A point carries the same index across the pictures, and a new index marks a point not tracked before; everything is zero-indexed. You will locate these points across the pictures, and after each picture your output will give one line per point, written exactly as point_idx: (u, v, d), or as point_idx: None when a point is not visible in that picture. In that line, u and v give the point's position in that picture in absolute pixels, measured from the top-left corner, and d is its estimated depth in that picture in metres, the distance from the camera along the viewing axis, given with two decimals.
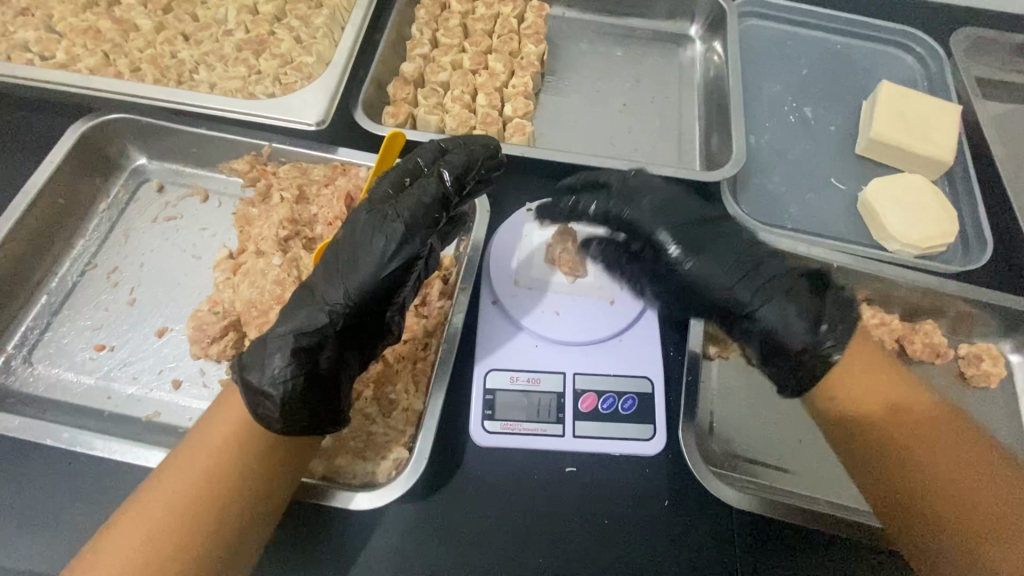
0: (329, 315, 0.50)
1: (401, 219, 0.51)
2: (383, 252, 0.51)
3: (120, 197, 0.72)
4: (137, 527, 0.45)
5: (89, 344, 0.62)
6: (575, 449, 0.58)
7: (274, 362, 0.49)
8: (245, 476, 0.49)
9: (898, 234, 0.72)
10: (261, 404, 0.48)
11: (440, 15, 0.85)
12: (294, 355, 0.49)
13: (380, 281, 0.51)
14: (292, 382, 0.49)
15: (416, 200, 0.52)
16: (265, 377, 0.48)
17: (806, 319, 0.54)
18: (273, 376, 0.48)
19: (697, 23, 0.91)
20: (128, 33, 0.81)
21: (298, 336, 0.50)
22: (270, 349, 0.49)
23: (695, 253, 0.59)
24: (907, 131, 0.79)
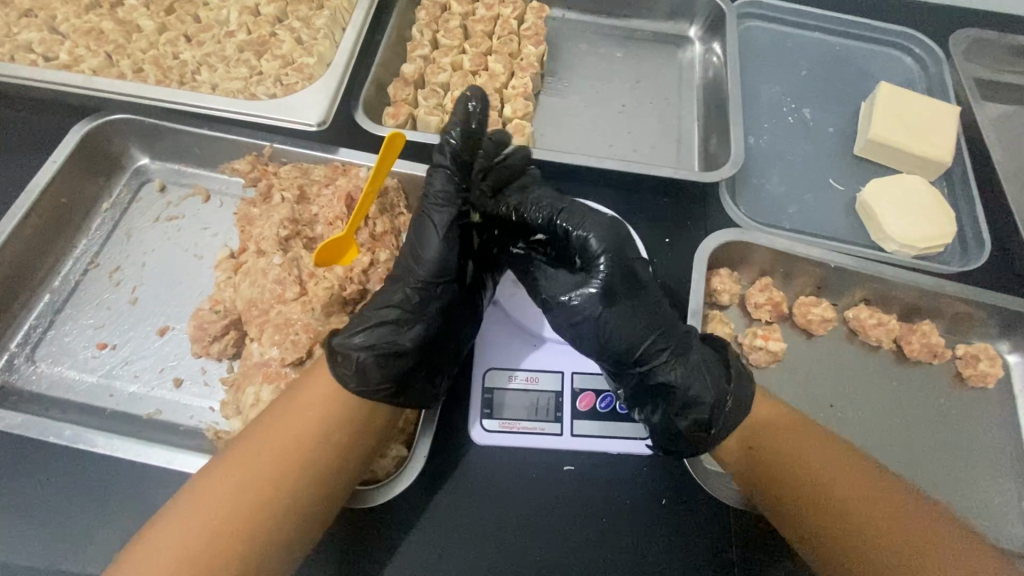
0: (406, 292, 0.56)
1: (441, 202, 0.59)
2: (445, 243, 0.58)
3: (123, 197, 0.73)
4: (222, 496, 0.46)
5: (92, 342, 0.63)
6: (574, 447, 0.58)
7: (356, 329, 0.54)
8: (323, 460, 0.49)
9: (897, 234, 0.72)
10: (340, 366, 0.53)
11: (441, 16, 0.85)
12: (375, 328, 0.54)
13: (448, 257, 0.58)
14: (373, 346, 0.53)
15: (447, 182, 0.60)
16: (350, 344, 0.53)
17: (710, 389, 0.56)
18: (355, 345, 0.53)
19: (697, 25, 0.91)
20: (131, 35, 0.81)
21: (371, 312, 0.55)
22: (356, 321, 0.55)
23: (619, 299, 0.57)
24: (905, 131, 0.80)
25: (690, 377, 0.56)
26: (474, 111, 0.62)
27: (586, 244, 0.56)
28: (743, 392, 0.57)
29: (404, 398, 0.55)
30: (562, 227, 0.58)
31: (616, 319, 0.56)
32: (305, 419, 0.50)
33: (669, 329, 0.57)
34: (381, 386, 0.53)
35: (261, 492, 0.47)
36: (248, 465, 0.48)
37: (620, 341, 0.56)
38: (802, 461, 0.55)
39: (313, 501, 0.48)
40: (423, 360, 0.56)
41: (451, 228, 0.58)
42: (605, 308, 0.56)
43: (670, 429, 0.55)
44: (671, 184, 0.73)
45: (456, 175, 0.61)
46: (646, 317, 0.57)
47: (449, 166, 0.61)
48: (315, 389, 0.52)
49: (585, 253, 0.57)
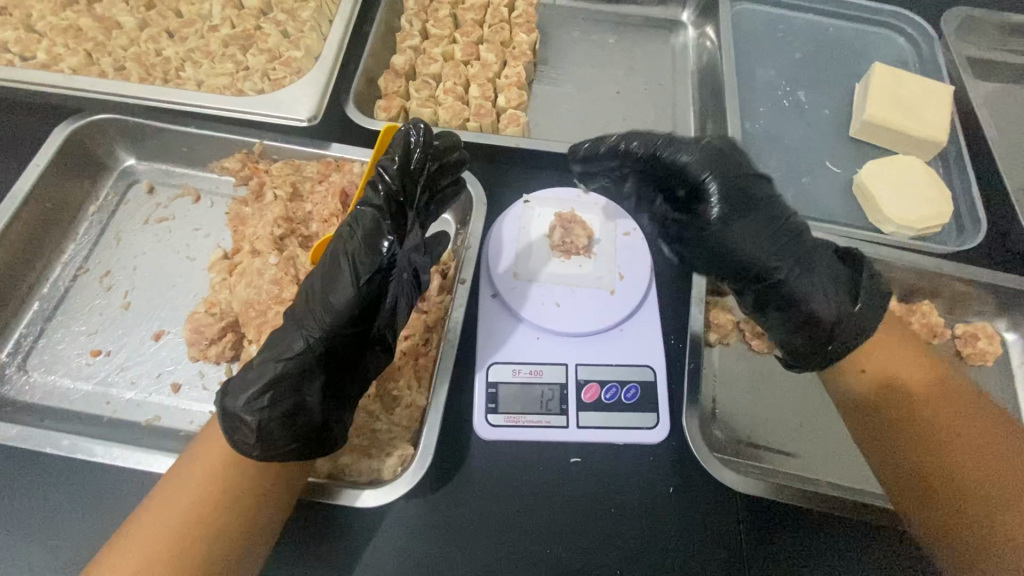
0: (307, 340, 0.50)
1: (354, 242, 0.52)
2: (356, 288, 0.50)
3: (109, 200, 0.71)
4: (124, 570, 0.44)
5: (85, 349, 0.62)
6: (580, 439, 0.58)
7: (249, 388, 0.49)
8: (246, 499, 0.49)
9: (894, 216, 0.72)
10: (236, 430, 0.49)
11: (430, 6, 0.84)
12: (275, 385, 0.49)
13: (357, 304, 0.50)
14: (272, 406, 0.48)
15: (375, 217, 0.53)
16: (245, 405, 0.48)
17: (836, 290, 0.57)
18: (250, 403, 0.48)
19: (689, 9, 0.90)
20: (111, 31, 0.79)
21: (258, 364, 0.50)
22: (251, 376, 0.50)
23: (738, 214, 0.59)
24: (900, 112, 0.80)
25: (818, 283, 0.57)
26: (419, 133, 0.58)
27: (686, 165, 0.60)
28: (872, 291, 0.57)
29: (317, 449, 0.51)
30: (666, 154, 0.61)
31: (737, 236, 0.58)
32: (200, 480, 0.49)
33: (797, 233, 0.59)
34: (286, 446, 0.49)
35: (164, 559, 0.45)
36: (147, 535, 0.46)
37: (743, 258, 0.58)
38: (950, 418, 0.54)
39: (230, 559, 0.47)
40: (332, 409, 0.52)
41: (368, 272, 0.51)
42: (726, 228, 0.58)
43: (789, 340, 0.59)
44: None
45: (387, 209, 0.54)
46: (771, 224, 0.58)
47: (380, 201, 0.54)
48: (217, 441, 0.51)
49: (691, 181, 0.60)
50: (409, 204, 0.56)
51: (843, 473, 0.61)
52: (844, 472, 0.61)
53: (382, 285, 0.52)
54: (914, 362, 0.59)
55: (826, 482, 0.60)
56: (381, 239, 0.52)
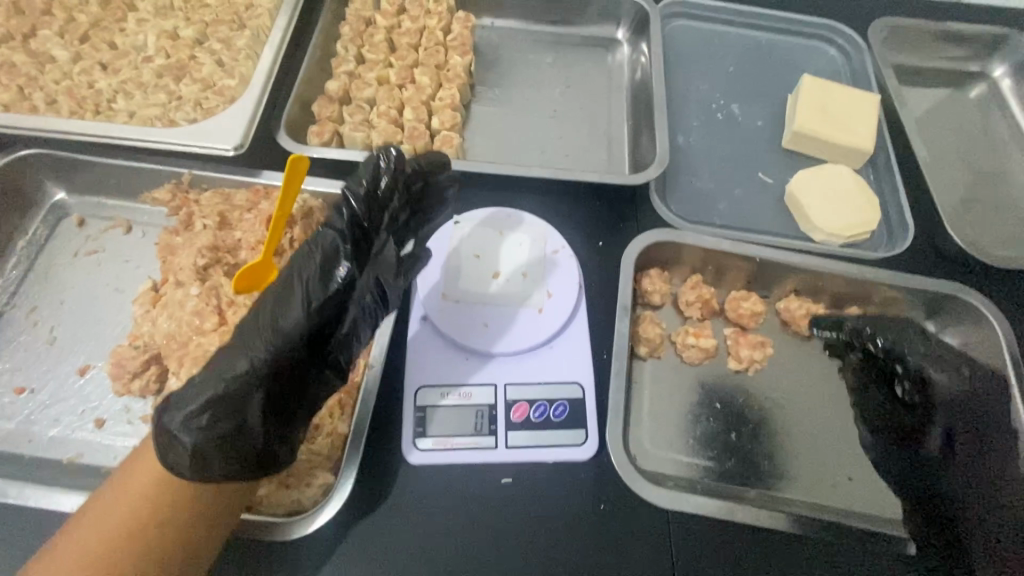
0: (251, 360, 0.47)
1: (315, 265, 0.50)
2: (307, 312, 0.48)
3: (39, 234, 0.70)
4: None
5: (8, 387, 0.61)
6: (509, 460, 0.58)
7: (189, 406, 0.47)
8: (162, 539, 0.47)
9: (822, 225, 0.74)
10: (170, 453, 0.46)
11: (365, 31, 0.85)
12: (215, 405, 0.46)
13: (306, 327, 0.48)
14: (209, 427, 0.46)
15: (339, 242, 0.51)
16: (183, 423, 0.46)
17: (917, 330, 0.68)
18: (187, 421, 0.46)
19: (624, 26, 0.92)
20: (45, 66, 0.80)
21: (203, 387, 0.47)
22: (193, 390, 0.47)
23: None
24: (829, 123, 0.82)
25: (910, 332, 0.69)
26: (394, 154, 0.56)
27: None
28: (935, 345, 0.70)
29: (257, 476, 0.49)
30: None
31: None
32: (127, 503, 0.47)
33: None
34: (224, 469, 0.47)
35: None
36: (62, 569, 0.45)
37: None
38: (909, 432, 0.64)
39: None
40: (273, 434, 0.49)
41: (322, 296, 0.49)
42: None
43: None
44: (600, 187, 0.74)
45: (348, 234, 0.52)
46: None
47: (344, 224, 0.52)
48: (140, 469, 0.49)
49: None
50: (374, 230, 0.54)
51: (784, 485, 0.62)
52: (775, 484, 0.62)
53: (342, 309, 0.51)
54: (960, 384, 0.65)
55: (755, 494, 0.61)
56: (338, 263, 0.50)
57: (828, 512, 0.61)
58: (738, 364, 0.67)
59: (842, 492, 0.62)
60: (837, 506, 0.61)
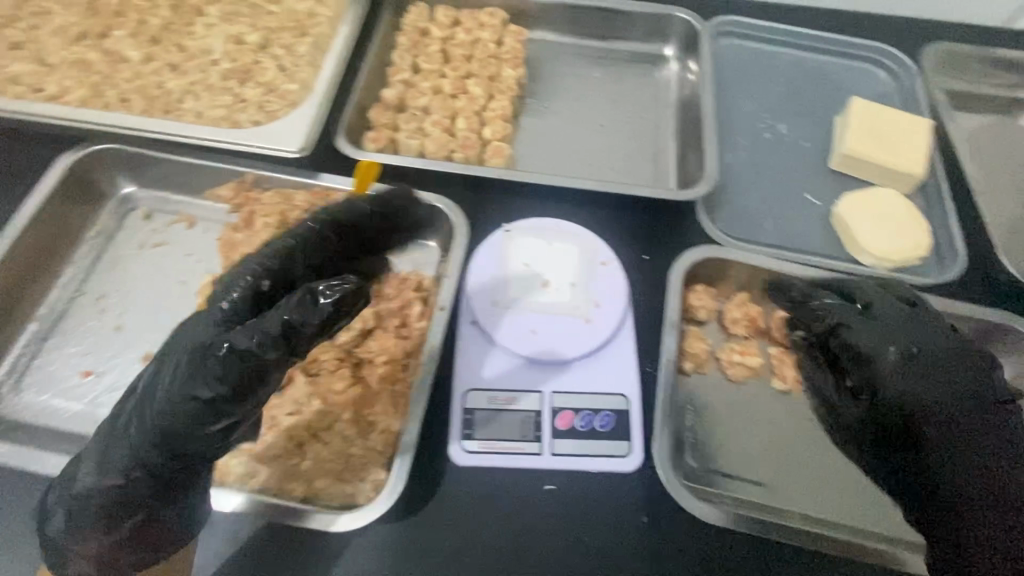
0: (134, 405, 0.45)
1: (230, 297, 0.45)
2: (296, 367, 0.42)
3: (108, 225, 0.73)
4: None
5: (77, 370, 0.64)
6: (554, 466, 0.59)
7: (105, 443, 0.46)
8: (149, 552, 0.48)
9: (871, 248, 0.75)
10: (101, 492, 0.45)
11: (421, 41, 0.87)
12: (102, 445, 0.46)
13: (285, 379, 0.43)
14: (102, 471, 0.45)
15: (289, 260, 0.48)
16: (96, 465, 0.46)
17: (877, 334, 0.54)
18: (95, 460, 0.46)
19: (672, 44, 0.93)
20: (117, 64, 0.83)
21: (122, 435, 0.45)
22: (98, 432, 0.47)
23: None
24: (878, 147, 0.82)
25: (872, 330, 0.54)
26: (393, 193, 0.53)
27: None
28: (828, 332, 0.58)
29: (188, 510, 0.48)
30: None
31: None
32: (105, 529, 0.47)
33: None
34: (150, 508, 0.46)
35: None
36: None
37: None
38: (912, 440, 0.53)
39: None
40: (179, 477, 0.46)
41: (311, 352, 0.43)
42: None
43: None
44: (648, 201, 0.75)
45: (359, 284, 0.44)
46: None
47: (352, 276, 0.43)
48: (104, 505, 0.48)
49: None
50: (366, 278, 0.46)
51: (799, 502, 0.61)
52: (818, 504, 0.61)
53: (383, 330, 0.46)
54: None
55: (797, 514, 0.61)
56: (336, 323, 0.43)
57: (857, 533, 0.60)
58: (784, 384, 0.68)
59: (873, 515, 0.61)
60: (829, 519, 0.61)
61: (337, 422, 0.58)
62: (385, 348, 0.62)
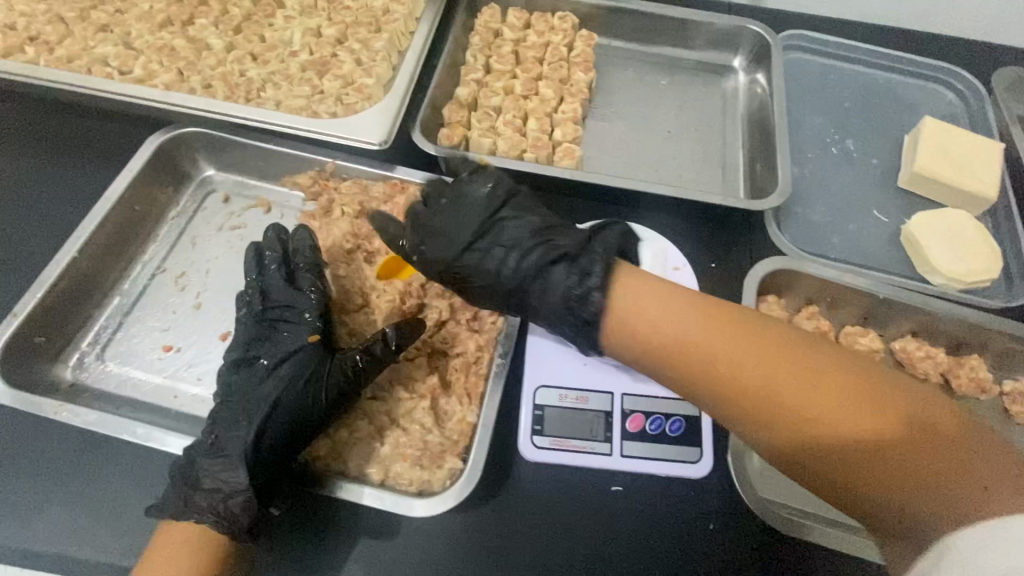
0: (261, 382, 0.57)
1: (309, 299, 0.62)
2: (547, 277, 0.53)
3: (189, 206, 0.76)
4: None
5: (158, 344, 0.65)
6: (624, 468, 0.59)
7: (225, 425, 0.55)
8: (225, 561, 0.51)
9: (943, 268, 0.73)
10: (222, 465, 0.53)
11: (493, 42, 0.89)
12: (212, 431, 0.55)
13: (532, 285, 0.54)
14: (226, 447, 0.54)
15: (300, 292, 0.63)
16: (217, 447, 0.54)
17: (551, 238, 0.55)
18: (215, 446, 0.54)
19: (740, 55, 0.93)
20: (200, 51, 0.86)
21: (211, 429, 0.55)
22: (208, 425, 0.55)
23: None
24: (951, 167, 0.81)
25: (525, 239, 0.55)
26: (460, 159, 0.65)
27: None
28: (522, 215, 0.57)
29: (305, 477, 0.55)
30: None
31: None
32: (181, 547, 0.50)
33: None
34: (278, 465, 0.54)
35: None
36: None
37: None
38: (789, 392, 0.42)
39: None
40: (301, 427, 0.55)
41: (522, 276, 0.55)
42: None
43: None
44: (718, 209, 0.75)
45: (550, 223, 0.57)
46: None
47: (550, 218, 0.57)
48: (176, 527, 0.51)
49: None
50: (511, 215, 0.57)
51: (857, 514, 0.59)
52: None
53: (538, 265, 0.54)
54: (703, 324, 0.45)
55: None
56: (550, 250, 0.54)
57: None
58: None
59: None
60: None
61: (415, 409, 0.59)
62: (460, 340, 0.63)
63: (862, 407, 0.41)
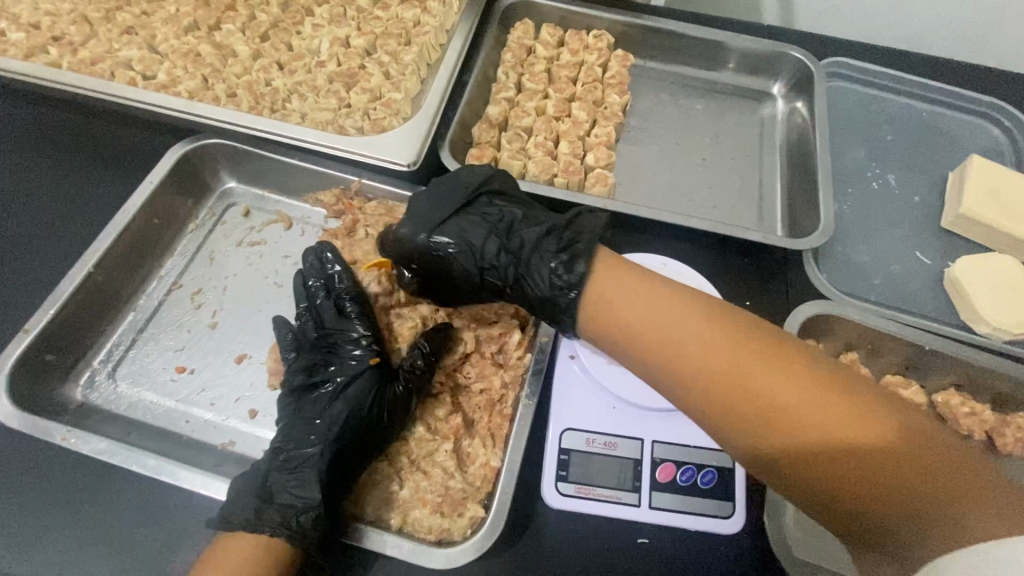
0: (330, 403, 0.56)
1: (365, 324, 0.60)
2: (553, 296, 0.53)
3: (208, 219, 0.73)
4: None
5: (170, 365, 0.63)
6: (652, 521, 0.56)
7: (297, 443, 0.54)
8: None
9: (990, 318, 0.69)
10: (293, 482, 0.51)
11: (526, 59, 0.86)
12: (282, 450, 0.54)
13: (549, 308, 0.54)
14: (298, 466, 0.52)
15: (349, 318, 0.60)
16: (287, 466, 0.52)
17: (551, 260, 0.54)
18: (287, 462, 0.52)
19: (780, 82, 0.90)
20: (226, 58, 0.84)
21: (280, 447, 0.54)
22: (277, 445, 0.54)
23: None
24: (1000, 209, 0.77)
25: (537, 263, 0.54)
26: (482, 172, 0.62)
27: None
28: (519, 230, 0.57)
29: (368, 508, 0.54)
30: None
31: None
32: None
33: None
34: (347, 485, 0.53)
35: None
36: None
37: None
38: (739, 379, 0.43)
39: None
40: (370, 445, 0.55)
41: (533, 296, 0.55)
42: None
43: None
44: (754, 246, 0.72)
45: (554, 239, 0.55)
46: None
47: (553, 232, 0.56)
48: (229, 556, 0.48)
49: None
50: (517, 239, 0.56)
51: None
52: None
53: (517, 254, 0.55)
54: (662, 324, 0.46)
55: None
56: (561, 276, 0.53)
57: None
58: None
59: None
60: None
61: (438, 450, 0.57)
62: (486, 376, 0.61)
63: (846, 420, 0.40)
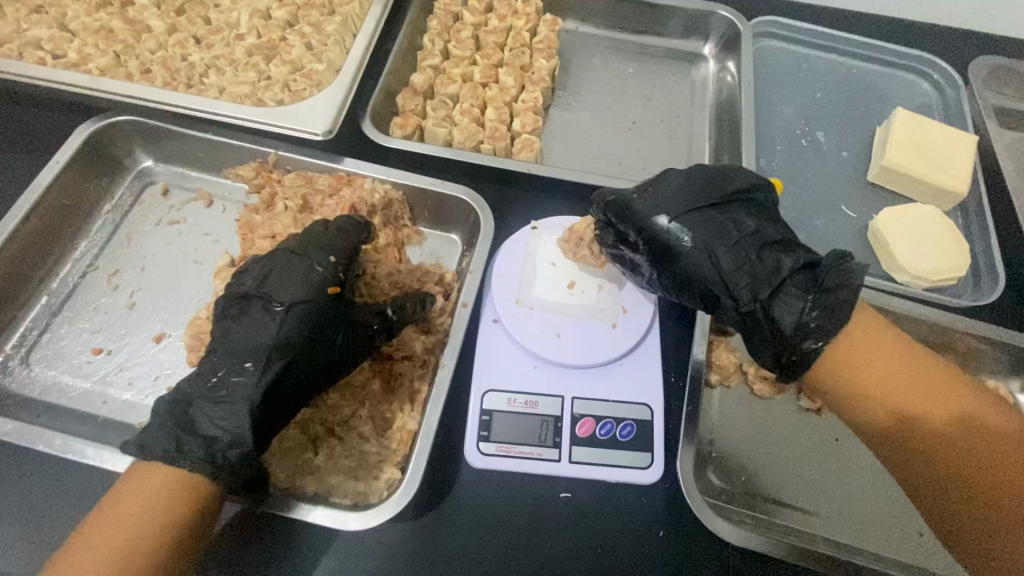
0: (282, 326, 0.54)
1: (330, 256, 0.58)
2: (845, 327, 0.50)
3: (125, 200, 0.72)
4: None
5: (87, 347, 0.62)
6: (571, 475, 0.57)
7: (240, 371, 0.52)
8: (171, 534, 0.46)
9: (909, 266, 0.71)
10: (218, 415, 0.50)
11: (453, 26, 0.85)
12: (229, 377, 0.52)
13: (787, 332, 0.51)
14: (234, 399, 0.51)
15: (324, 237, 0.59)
16: (221, 397, 0.51)
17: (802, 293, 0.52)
18: (221, 396, 0.51)
19: (711, 43, 0.90)
20: (140, 34, 0.81)
21: (226, 374, 0.52)
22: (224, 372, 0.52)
23: None
24: (921, 160, 0.79)
25: (789, 290, 0.52)
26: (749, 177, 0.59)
27: None
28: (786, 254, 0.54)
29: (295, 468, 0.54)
30: None
31: None
32: (139, 509, 0.46)
33: None
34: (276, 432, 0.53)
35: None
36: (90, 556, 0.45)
37: None
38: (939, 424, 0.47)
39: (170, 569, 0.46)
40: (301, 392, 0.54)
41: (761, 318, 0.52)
42: None
43: None
44: None
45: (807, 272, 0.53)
46: None
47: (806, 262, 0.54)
48: (147, 482, 0.48)
49: None
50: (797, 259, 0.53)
51: (777, 508, 0.60)
52: (841, 528, 0.59)
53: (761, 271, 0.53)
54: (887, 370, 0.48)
55: (823, 539, 0.58)
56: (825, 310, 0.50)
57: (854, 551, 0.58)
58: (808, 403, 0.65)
59: (906, 546, 0.59)
60: (852, 545, 0.58)
61: (355, 416, 0.58)
62: (405, 339, 0.61)
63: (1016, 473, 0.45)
